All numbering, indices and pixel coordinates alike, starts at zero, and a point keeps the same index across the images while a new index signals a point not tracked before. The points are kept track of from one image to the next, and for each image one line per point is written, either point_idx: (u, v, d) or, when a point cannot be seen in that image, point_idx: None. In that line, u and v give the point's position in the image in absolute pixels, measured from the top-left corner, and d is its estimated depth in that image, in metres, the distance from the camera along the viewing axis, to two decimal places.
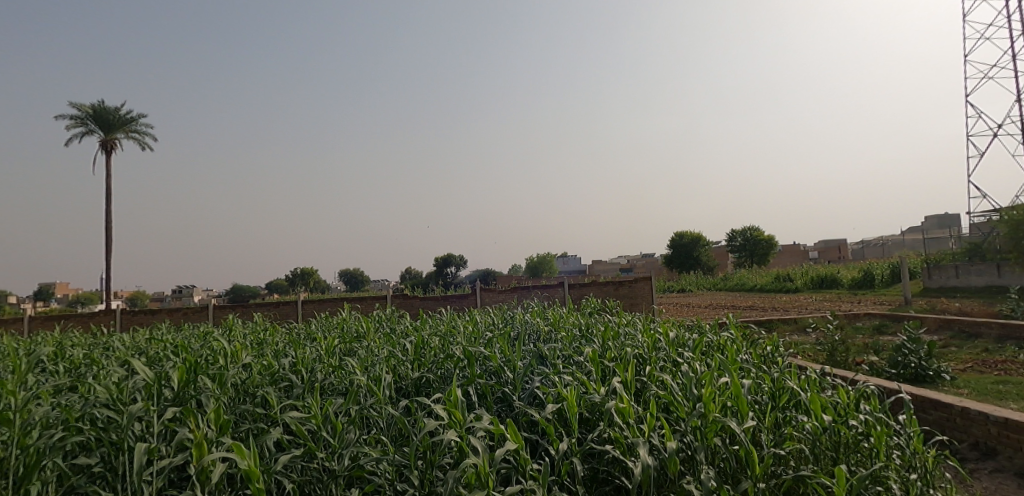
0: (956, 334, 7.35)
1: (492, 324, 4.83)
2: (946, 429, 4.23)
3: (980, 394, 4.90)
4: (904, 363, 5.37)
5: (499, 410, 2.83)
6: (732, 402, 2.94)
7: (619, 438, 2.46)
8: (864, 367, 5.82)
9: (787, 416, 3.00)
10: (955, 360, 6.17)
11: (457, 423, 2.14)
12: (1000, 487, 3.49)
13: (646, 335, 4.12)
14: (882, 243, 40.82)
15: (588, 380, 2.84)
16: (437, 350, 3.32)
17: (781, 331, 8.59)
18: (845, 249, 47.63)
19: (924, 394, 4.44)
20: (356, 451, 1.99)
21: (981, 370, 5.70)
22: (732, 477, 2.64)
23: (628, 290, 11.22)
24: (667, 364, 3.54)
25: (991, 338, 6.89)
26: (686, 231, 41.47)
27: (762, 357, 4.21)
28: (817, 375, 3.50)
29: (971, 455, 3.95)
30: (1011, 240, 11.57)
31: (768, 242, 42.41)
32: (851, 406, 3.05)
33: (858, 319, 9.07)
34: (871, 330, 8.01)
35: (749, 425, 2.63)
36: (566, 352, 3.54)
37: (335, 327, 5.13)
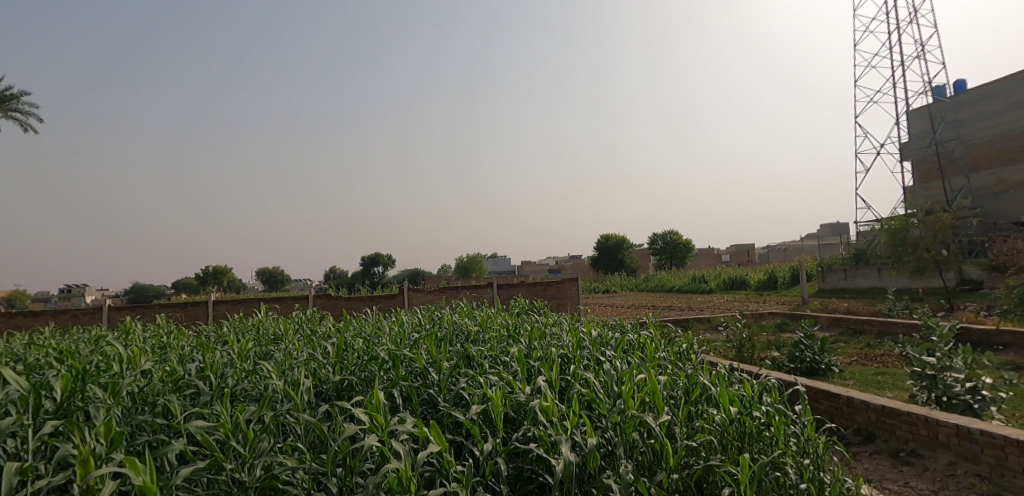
0: (844, 331, 8.09)
1: (418, 324, 4.77)
2: (835, 417, 4.65)
3: (863, 384, 5.42)
4: (801, 357, 5.86)
5: (424, 412, 2.78)
6: (649, 398, 3.09)
7: (543, 436, 2.51)
8: (767, 362, 6.28)
9: (699, 410, 3.19)
10: (843, 354, 6.79)
11: (379, 427, 2.08)
12: (877, 468, 3.88)
13: (571, 335, 4.23)
14: (785, 248, 44.24)
15: (514, 380, 2.88)
16: (360, 352, 3.23)
17: (696, 329, 9.09)
18: (753, 254, 51.16)
19: (817, 385, 4.86)
20: (269, 460, 1.89)
21: (865, 362, 6.31)
22: (649, 469, 2.77)
23: (556, 290, 11.46)
24: (590, 362, 3.66)
25: (874, 334, 7.64)
26: (612, 234, 43.01)
27: (679, 354, 4.44)
28: (727, 371, 3.74)
29: (855, 439, 4.37)
30: (889, 247, 12.81)
31: (686, 245, 44.78)
32: (755, 399, 3.29)
33: (763, 317, 9.76)
34: (774, 328, 8.66)
35: (665, 420, 2.78)
36: (492, 353, 3.56)
37: (249, 329, 4.86)
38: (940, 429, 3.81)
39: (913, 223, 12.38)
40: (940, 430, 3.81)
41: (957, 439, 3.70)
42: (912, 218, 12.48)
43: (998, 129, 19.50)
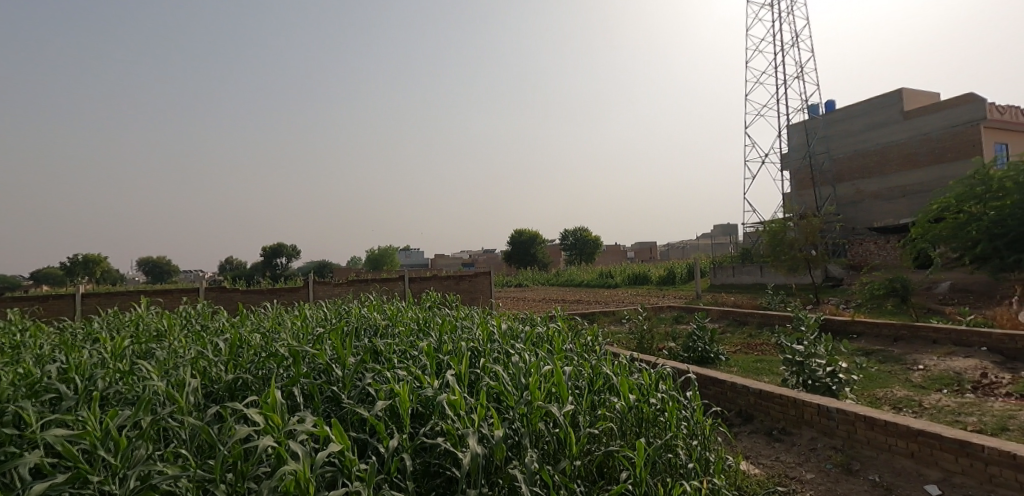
0: (731, 322, 8.82)
1: (323, 319, 4.58)
2: (721, 401, 5.07)
3: (745, 371, 5.94)
4: (693, 347, 6.31)
5: (327, 410, 2.67)
6: (554, 388, 3.19)
7: (451, 430, 2.50)
8: (664, 352, 6.71)
9: (601, 398, 3.34)
10: (730, 344, 7.39)
11: (275, 427, 1.97)
12: (754, 445, 4.28)
13: (481, 328, 4.26)
14: (683, 246, 47.29)
15: (422, 374, 2.85)
16: (257, 349, 3.04)
17: (601, 322, 9.50)
18: (655, 251, 54.23)
19: (706, 372, 5.26)
20: (146, 469, 1.73)
21: (746, 351, 6.91)
22: (553, 457, 2.86)
23: (468, 284, 11.46)
24: (500, 355, 3.71)
25: (755, 325, 8.39)
26: (525, 229, 43.72)
27: (585, 346, 4.62)
28: (628, 361, 3.94)
29: (736, 420, 4.79)
30: (770, 247, 14.11)
31: (594, 241, 46.62)
32: (651, 387, 3.51)
33: (662, 310, 10.38)
34: (671, 320, 9.25)
35: (569, 409, 2.87)
36: (401, 347, 3.49)
37: (126, 325, 4.41)
38: (806, 409, 4.25)
39: (790, 226, 13.72)
40: (805, 410, 4.25)
41: (818, 417, 4.15)
42: (789, 221, 13.81)
43: (859, 146, 22.04)
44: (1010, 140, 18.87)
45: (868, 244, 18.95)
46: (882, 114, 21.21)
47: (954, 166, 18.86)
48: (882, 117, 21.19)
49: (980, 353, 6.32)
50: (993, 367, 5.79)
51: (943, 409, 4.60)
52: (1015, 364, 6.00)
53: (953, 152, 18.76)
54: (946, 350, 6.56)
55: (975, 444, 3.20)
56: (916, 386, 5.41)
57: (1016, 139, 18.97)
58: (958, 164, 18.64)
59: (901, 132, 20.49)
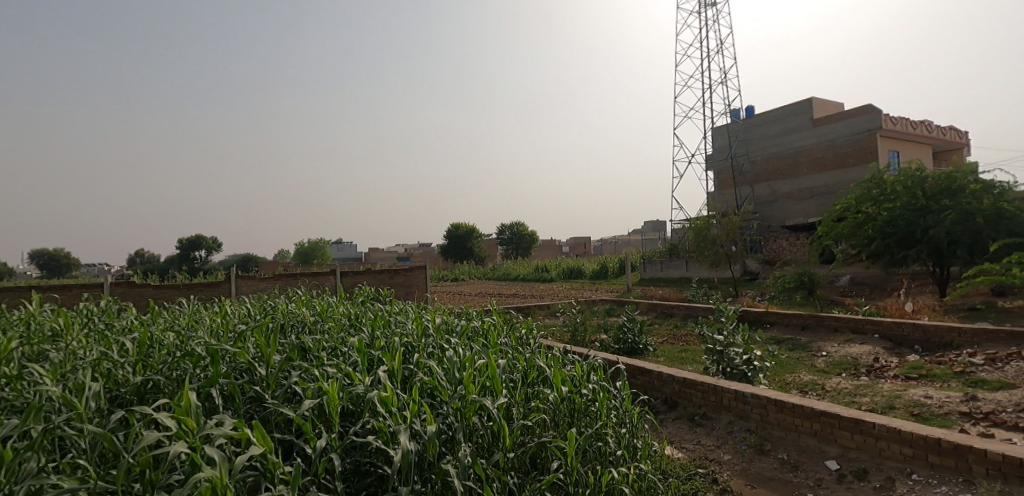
0: (658, 314, 9.19)
1: (245, 315, 4.35)
2: (648, 389, 5.28)
3: (671, 361, 6.21)
4: (624, 339, 6.53)
5: (249, 411, 2.54)
6: (488, 382, 3.18)
7: (382, 428, 2.45)
8: (596, 344, 6.90)
9: (535, 391, 3.38)
10: (657, 335, 7.71)
11: (190, 432, 1.85)
12: (678, 431, 4.49)
13: (416, 323, 4.19)
14: (616, 241, 48.72)
15: (353, 371, 2.76)
16: (170, 349, 2.83)
17: (537, 315, 9.63)
18: (590, 245, 55.59)
19: (634, 362, 5.46)
20: (37, 483, 1.57)
21: (672, 342, 7.23)
22: (487, 450, 2.87)
23: (403, 278, 11.26)
24: (434, 350, 3.66)
25: (681, 316, 8.79)
26: (461, 223, 43.49)
27: (520, 339, 4.66)
28: (561, 353, 4.01)
29: (661, 407, 5.00)
30: (695, 243, 14.81)
31: (531, 236, 47.14)
32: (583, 378, 3.59)
33: (595, 303, 10.65)
34: (603, 313, 9.51)
35: (503, 402, 2.88)
36: (330, 344, 3.37)
37: (15, 325, 3.99)
38: (724, 395, 4.50)
39: (713, 223, 14.45)
40: (724, 396, 4.50)
41: (734, 402, 4.41)
42: (713, 218, 14.55)
43: (775, 149, 23.50)
44: (902, 147, 20.74)
45: (781, 240, 20.29)
46: (795, 120, 22.67)
47: (854, 171, 20.50)
48: (794, 123, 22.67)
49: (874, 340, 6.93)
50: (884, 352, 6.37)
51: (842, 391, 5.02)
52: (902, 349, 6.63)
53: (854, 157, 20.39)
54: (845, 337, 7.15)
55: (869, 422, 3.49)
56: (819, 371, 5.87)
57: (907, 146, 20.89)
58: (858, 169, 20.28)
59: (811, 138, 22.00)
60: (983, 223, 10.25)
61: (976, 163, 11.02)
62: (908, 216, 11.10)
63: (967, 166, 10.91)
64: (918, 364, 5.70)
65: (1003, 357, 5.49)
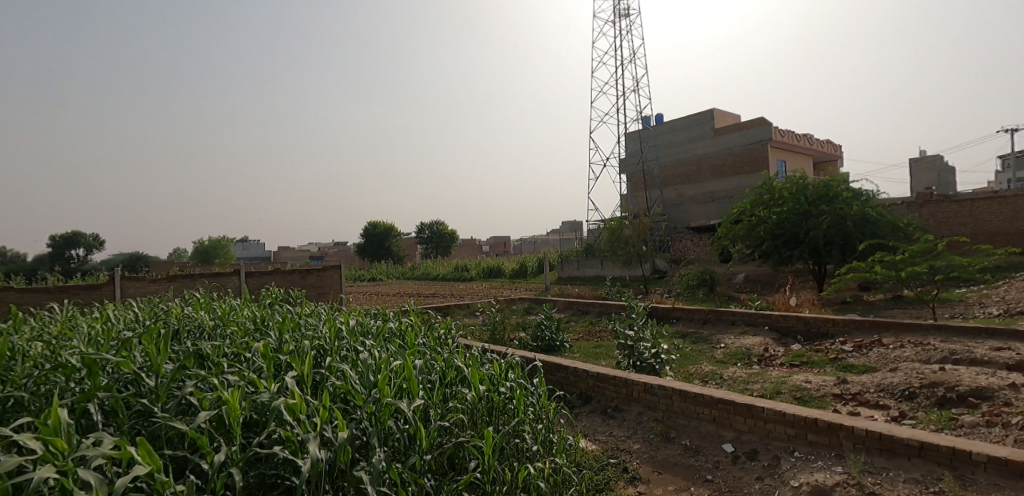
0: (574, 312, 9.45)
1: (133, 321, 3.95)
2: (564, 385, 5.40)
3: (585, 356, 6.40)
4: (541, 336, 6.65)
5: (135, 427, 2.30)
6: (404, 384, 3.12)
7: (290, 437, 2.32)
8: (515, 342, 6.98)
9: (453, 391, 3.36)
10: (573, 332, 7.94)
11: (60, 455, 1.65)
12: (592, 425, 4.64)
13: (328, 325, 4.01)
14: (535, 241, 49.61)
15: (257, 378, 2.59)
16: (37, 362, 2.50)
17: (455, 315, 9.58)
18: (509, 244, 56.13)
19: (550, 359, 5.58)
20: None
21: (587, 338, 7.46)
22: (402, 454, 2.80)
23: (316, 278, 10.78)
24: (348, 353, 3.53)
25: (595, 313, 9.09)
26: (379, 221, 42.37)
27: (438, 339, 4.60)
28: (479, 353, 4.00)
29: (576, 402, 5.14)
30: (609, 242, 15.38)
31: (451, 235, 46.81)
32: (501, 376, 3.61)
33: (514, 302, 10.77)
34: (522, 312, 9.64)
35: (419, 404, 2.83)
36: (231, 350, 3.15)
37: None
38: (634, 387, 4.69)
39: (626, 224, 15.09)
40: (634, 388, 4.70)
41: (643, 394, 4.62)
42: (625, 219, 15.18)
43: (681, 156, 24.93)
44: (789, 157, 22.75)
45: (686, 241, 21.56)
46: (698, 129, 24.17)
47: (748, 178, 22.19)
48: (698, 132, 24.18)
49: (764, 331, 7.54)
50: (773, 343, 6.94)
51: (738, 380, 5.41)
52: (787, 339, 7.26)
53: (749, 165, 22.08)
54: (741, 330, 7.72)
55: (760, 407, 3.78)
56: (718, 362, 6.29)
57: (793, 156, 22.94)
58: (751, 176, 22.00)
59: (712, 146, 23.54)
60: (853, 226, 11.46)
61: (848, 173, 12.34)
62: (793, 219, 12.19)
63: (840, 175, 12.18)
64: (800, 352, 6.27)
65: (869, 344, 6.17)
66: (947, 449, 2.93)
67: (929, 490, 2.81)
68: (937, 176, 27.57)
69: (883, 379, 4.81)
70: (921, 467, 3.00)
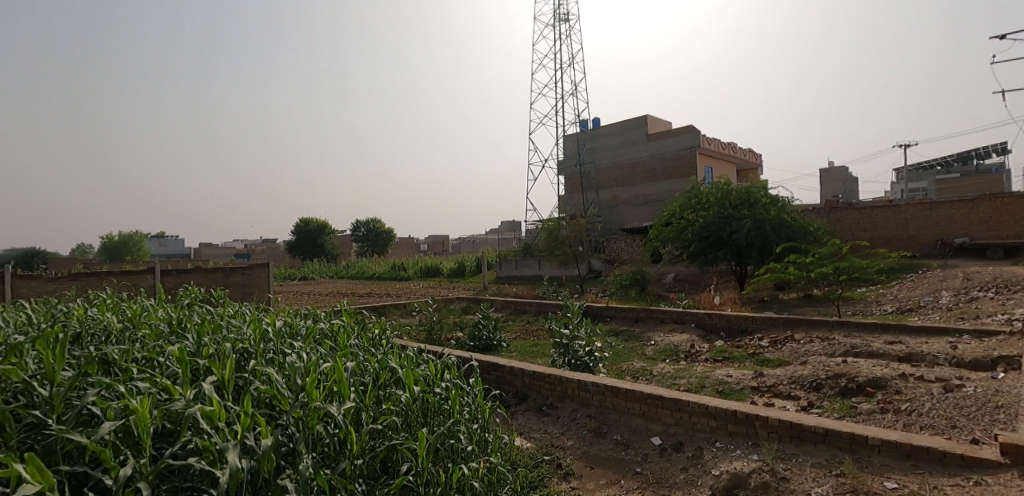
0: (512, 311, 9.50)
1: (26, 324, 3.58)
2: (501, 384, 5.42)
3: (522, 355, 6.45)
4: (479, 335, 6.64)
5: (26, 442, 2.08)
6: (334, 387, 3.01)
7: (207, 447, 2.18)
8: (452, 342, 6.92)
9: (386, 393, 3.28)
10: (511, 330, 7.98)
11: None
12: (527, 423, 4.68)
13: (252, 326, 3.81)
14: (474, 240, 49.51)
15: (172, 385, 2.42)
16: None
17: (391, 315, 9.39)
18: (447, 243, 55.71)
19: (487, 359, 5.57)
20: None
21: (524, 336, 7.52)
22: (332, 459, 2.70)
23: (241, 277, 10.24)
24: (274, 356, 3.36)
25: (532, 312, 9.19)
26: (311, 218, 40.85)
27: (371, 340, 4.48)
28: (414, 353, 3.93)
29: (512, 400, 5.17)
30: (547, 242, 15.58)
31: (387, 233, 45.85)
32: (436, 376, 3.56)
33: (452, 301, 10.69)
34: (460, 311, 9.59)
35: (349, 407, 2.74)
36: (142, 354, 2.91)
37: None
38: (569, 384, 4.77)
39: (563, 224, 15.34)
40: (568, 386, 4.77)
41: (577, 390, 4.70)
42: (562, 220, 15.41)
43: (616, 159, 25.64)
44: (715, 163, 23.94)
45: (620, 242, 22.23)
46: (633, 134, 24.95)
47: (678, 183, 23.15)
48: (632, 137, 24.96)
49: (691, 329, 7.90)
50: (698, 339, 7.28)
51: (666, 375, 5.62)
52: (711, 336, 7.64)
53: (679, 171, 23.04)
54: (669, 327, 8.04)
55: (685, 400, 3.94)
56: (649, 358, 6.52)
57: (718, 163, 24.17)
58: (681, 181, 22.97)
59: (645, 151, 24.37)
60: (771, 230, 12.21)
61: (768, 180, 13.13)
62: (718, 222, 12.83)
63: (760, 182, 12.95)
64: (723, 348, 6.61)
65: (783, 339, 6.60)
66: (847, 434, 3.18)
67: (832, 473, 3.02)
68: (842, 185, 29.92)
69: (795, 371, 5.15)
70: (825, 452, 3.23)
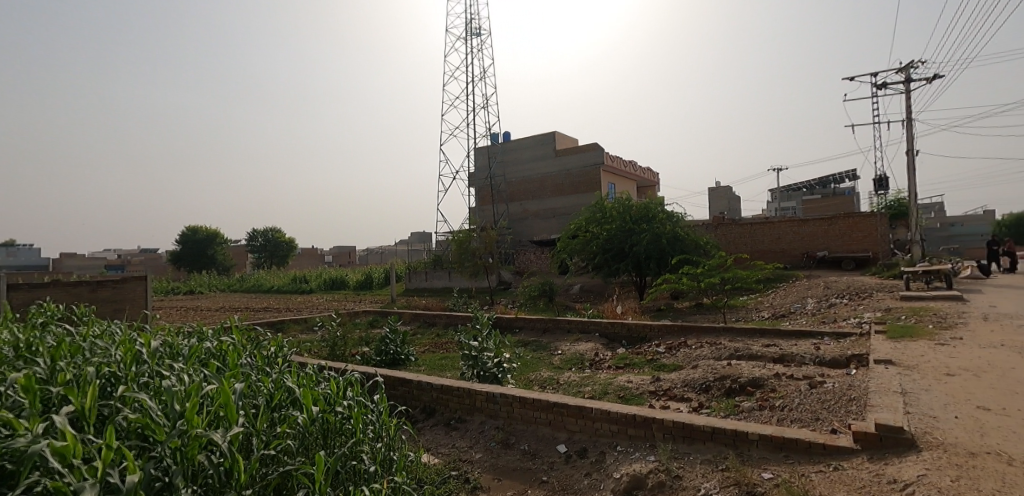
0: (421, 324, 9.33)
1: None
2: (408, 399, 5.27)
3: (430, 368, 6.33)
4: (386, 350, 6.43)
5: None
6: (219, 411, 2.75)
7: (59, 488, 1.90)
8: (357, 358, 6.65)
9: (281, 415, 3.06)
10: (419, 344, 7.81)
11: None
12: (435, 439, 4.59)
13: (123, 347, 3.40)
14: (382, 252, 48.25)
15: (15, 418, 2.09)
16: None
17: (291, 331, 8.85)
18: (353, 255, 53.82)
19: (393, 374, 5.40)
20: None
21: (433, 350, 7.39)
22: (216, 492, 2.46)
23: (114, 292, 9.20)
24: (149, 379, 3.02)
25: (441, 325, 9.07)
26: (201, 226, 37.77)
27: (266, 359, 4.18)
28: (314, 371, 3.72)
29: (420, 416, 5.04)
30: (457, 254, 15.49)
31: (287, 244, 43.43)
32: (338, 395, 3.38)
33: (357, 315, 10.29)
34: (366, 325, 9.26)
35: (236, 432, 2.52)
36: None
37: None
38: (477, 397, 4.73)
39: (473, 236, 15.34)
40: (476, 398, 4.73)
41: (485, 403, 4.67)
42: (472, 232, 15.41)
43: (525, 173, 26.18)
44: (617, 180, 25.18)
45: (529, 254, 22.65)
46: (541, 149, 25.64)
47: (583, 197, 24.08)
48: (540, 152, 25.64)
49: (595, 338, 8.17)
50: (602, 348, 7.55)
51: (572, 383, 5.76)
52: (614, 344, 7.96)
53: (584, 186, 23.96)
54: (575, 337, 8.26)
55: (589, 407, 4.04)
56: (555, 368, 6.65)
57: (620, 180, 25.44)
58: (586, 196, 23.90)
59: (553, 166, 25.11)
60: (667, 243, 13.00)
61: (664, 196, 13.99)
62: (620, 236, 13.46)
63: (657, 198, 13.77)
64: (624, 355, 6.89)
65: (677, 345, 7.01)
66: (731, 431, 3.41)
67: (719, 468, 3.23)
68: (727, 203, 32.64)
69: (687, 375, 5.48)
70: (712, 449, 3.45)
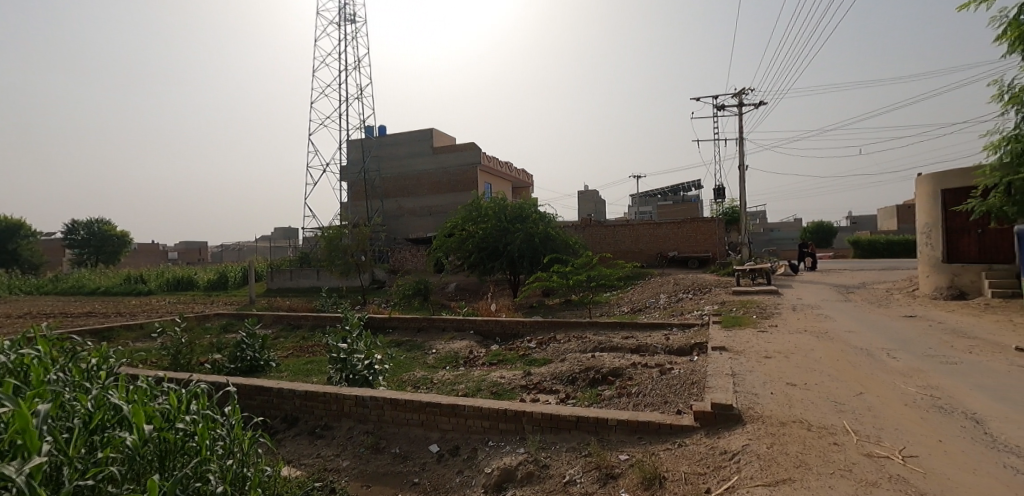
0: (283, 327, 8.64)
1: None
2: (266, 409, 4.83)
3: (293, 374, 5.87)
4: (242, 357, 5.85)
5: None
6: (16, 439, 2.26)
7: None
8: (206, 366, 5.96)
9: (104, 438, 2.60)
10: (281, 348, 7.22)
11: None
12: (298, 450, 4.28)
13: None
14: (238, 249, 44.17)
15: None
16: None
17: (123, 339, 7.70)
18: (204, 252, 48.63)
19: (250, 382, 4.91)
20: None
21: (296, 354, 6.88)
22: None
23: None
24: None
25: (307, 327, 8.47)
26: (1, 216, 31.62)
27: (85, 373, 3.54)
28: (149, 383, 3.22)
29: (281, 426, 4.65)
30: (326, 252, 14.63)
31: (120, 238, 37.99)
32: (180, 409, 2.96)
33: (207, 318, 9.24)
34: (218, 330, 8.36)
35: (38, 462, 2.08)
36: None
37: None
38: (344, 402, 4.45)
39: (344, 233, 14.59)
40: (344, 403, 4.45)
41: (354, 407, 4.41)
42: (343, 229, 14.65)
43: (400, 169, 25.57)
44: (492, 180, 25.56)
45: (404, 253, 22.14)
46: (417, 145, 25.20)
47: (459, 196, 24.14)
48: (417, 148, 25.20)
49: (469, 336, 8.17)
50: (477, 345, 7.57)
51: (446, 382, 5.70)
52: (487, 341, 8.02)
53: (461, 184, 24.02)
54: (450, 336, 8.20)
55: (461, 405, 3.99)
56: (429, 367, 6.52)
57: (496, 180, 25.87)
58: (462, 194, 23.97)
59: (429, 163, 24.81)
60: (539, 243, 13.45)
61: (537, 197, 14.44)
62: (495, 235, 13.65)
63: (531, 199, 14.17)
64: (498, 352, 6.97)
65: (548, 340, 7.25)
66: (593, 419, 3.55)
67: (582, 454, 3.36)
68: (593, 205, 34.68)
69: (556, 368, 5.68)
70: (577, 437, 3.58)
